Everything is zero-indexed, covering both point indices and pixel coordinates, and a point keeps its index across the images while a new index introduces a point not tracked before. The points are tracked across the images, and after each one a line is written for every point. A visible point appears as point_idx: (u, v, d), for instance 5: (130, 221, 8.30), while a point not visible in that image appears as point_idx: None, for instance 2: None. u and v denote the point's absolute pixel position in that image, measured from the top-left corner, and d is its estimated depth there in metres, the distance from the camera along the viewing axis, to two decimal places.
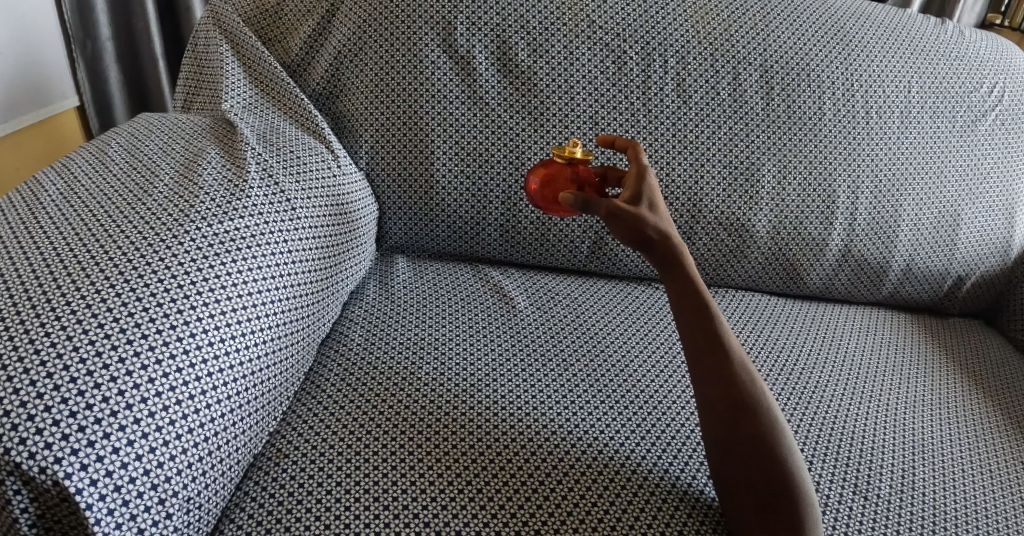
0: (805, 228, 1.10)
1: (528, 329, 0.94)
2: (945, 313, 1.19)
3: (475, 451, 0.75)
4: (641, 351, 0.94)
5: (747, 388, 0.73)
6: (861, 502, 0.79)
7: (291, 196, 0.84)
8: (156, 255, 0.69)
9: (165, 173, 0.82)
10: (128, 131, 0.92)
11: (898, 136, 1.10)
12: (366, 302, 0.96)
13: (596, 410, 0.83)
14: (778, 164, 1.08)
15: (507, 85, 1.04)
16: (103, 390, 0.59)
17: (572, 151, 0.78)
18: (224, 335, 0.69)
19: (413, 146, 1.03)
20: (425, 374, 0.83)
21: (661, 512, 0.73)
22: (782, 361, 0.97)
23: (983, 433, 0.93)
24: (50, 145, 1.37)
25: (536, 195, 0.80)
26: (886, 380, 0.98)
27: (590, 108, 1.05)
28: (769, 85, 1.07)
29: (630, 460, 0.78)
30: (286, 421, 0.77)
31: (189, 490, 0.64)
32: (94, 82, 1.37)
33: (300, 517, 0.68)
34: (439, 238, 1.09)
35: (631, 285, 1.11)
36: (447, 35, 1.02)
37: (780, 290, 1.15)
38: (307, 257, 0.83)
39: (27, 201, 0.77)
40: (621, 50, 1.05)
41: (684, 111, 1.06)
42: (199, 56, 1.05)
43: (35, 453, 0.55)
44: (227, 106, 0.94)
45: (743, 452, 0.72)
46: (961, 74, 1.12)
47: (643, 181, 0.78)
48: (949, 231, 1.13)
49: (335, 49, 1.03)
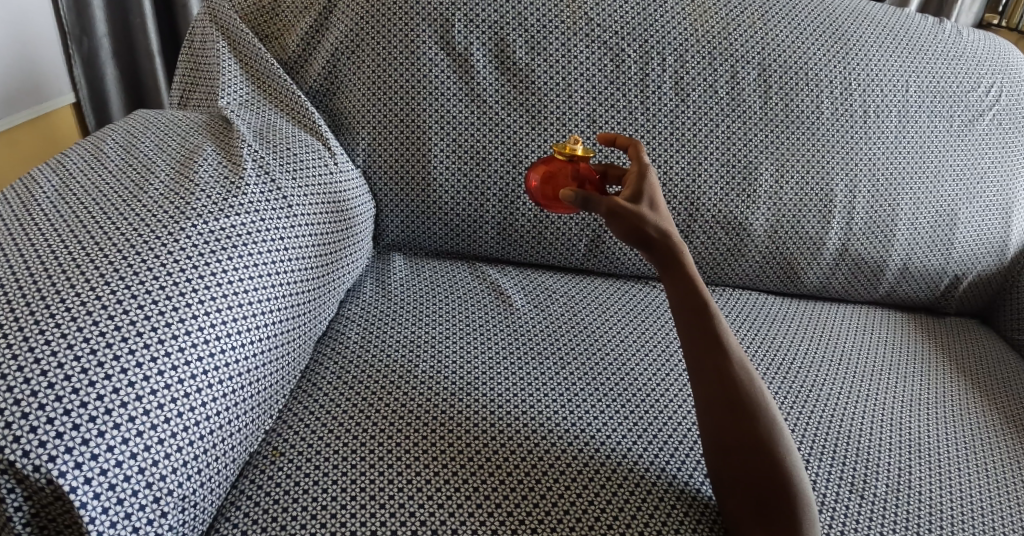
0: (803, 227, 1.10)
1: (526, 327, 0.94)
2: (942, 312, 1.19)
3: (472, 450, 0.75)
4: (639, 350, 0.94)
5: (745, 387, 0.74)
6: (857, 501, 0.79)
7: (288, 194, 0.83)
8: (152, 252, 0.69)
9: (161, 170, 0.81)
10: (124, 128, 0.92)
11: (896, 135, 1.10)
12: (363, 300, 0.96)
13: (593, 409, 0.83)
14: (776, 163, 1.08)
15: (505, 83, 1.04)
16: (98, 388, 0.59)
17: (573, 149, 0.78)
18: (219, 332, 0.69)
19: (410, 143, 1.03)
20: (422, 373, 0.83)
21: (658, 511, 0.73)
22: (779, 360, 0.97)
23: (979, 432, 0.93)
24: (46, 142, 1.36)
25: (536, 193, 0.79)
26: (883, 379, 0.98)
27: (588, 106, 1.05)
28: (767, 84, 1.07)
29: (627, 459, 0.78)
30: (282, 419, 0.77)
31: (184, 488, 0.63)
32: (91, 81, 1.39)
33: (297, 515, 0.68)
34: (437, 236, 1.08)
35: (628, 284, 1.11)
36: (445, 32, 1.02)
37: (777, 288, 1.15)
38: (304, 255, 0.82)
39: (22, 198, 0.76)
40: (619, 48, 1.05)
41: (682, 110, 1.06)
42: (195, 52, 1.05)
43: (30, 451, 0.55)
44: (223, 103, 0.94)
45: (742, 450, 0.72)
46: (959, 74, 1.12)
47: (644, 179, 0.78)
48: (946, 230, 1.13)
49: (333, 46, 1.02)
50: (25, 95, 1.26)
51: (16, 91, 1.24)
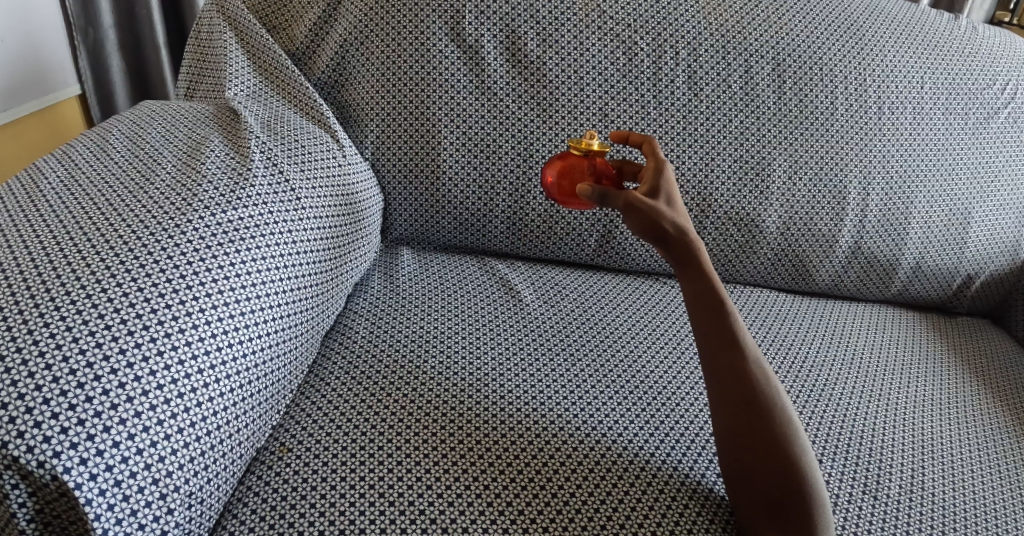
0: (816, 224, 1.08)
1: (536, 323, 0.93)
2: (955, 311, 1.18)
3: (481, 448, 0.74)
4: (650, 346, 0.92)
5: (760, 385, 0.72)
6: (871, 503, 0.78)
7: (297, 187, 0.82)
8: (158, 244, 0.68)
9: (168, 161, 0.80)
10: (130, 119, 0.90)
11: (910, 132, 1.09)
12: (371, 295, 0.95)
13: (604, 406, 0.82)
14: (789, 159, 1.07)
15: (516, 76, 1.02)
16: (103, 383, 0.58)
17: (589, 144, 0.78)
18: (226, 326, 0.68)
19: (420, 136, 1.02)
20: (431, 368, 0.82)
21: (671, 510, 0.72)
22: (792, 358, 0.96)
23: (992, 433, 0.91)
24: (49, 133, 1.35)
25: (553, 188, 0.78)
26: (896, 379, 0.96)
27: (600, 100, 1.04)
28: (781, 79, 1.06)
29: (638, 456, 0.77)
30: (289, 415, 0.76)
31: (191, 485, 0.62)
32: (96, 73, 1.37)
33: (306, 513, 0.67)
34: (445, 230, 1.07)
35: (638, 279, 1.10)
36: (456, 24, 1.01)
37: (788, 286, 1.14)
38: (312, 248, 0.81)
39: (27, 189, 0.75)
40: (632, 40, 1.04)
41: (695, 103, 1.05)
42: (202, 43, 1.04)
43: (34, 447, 0.54)
44: (231, 94, 0.93)
45: (757, 449, 0.71)
46: (974, 71, 1.10)
47: (661, 175, 0.77)
48: (960, 229, 1.11)
49: (341, 37, 1.01)
50: (28, 84, 1.25)
51: (18, 81, 1.22)
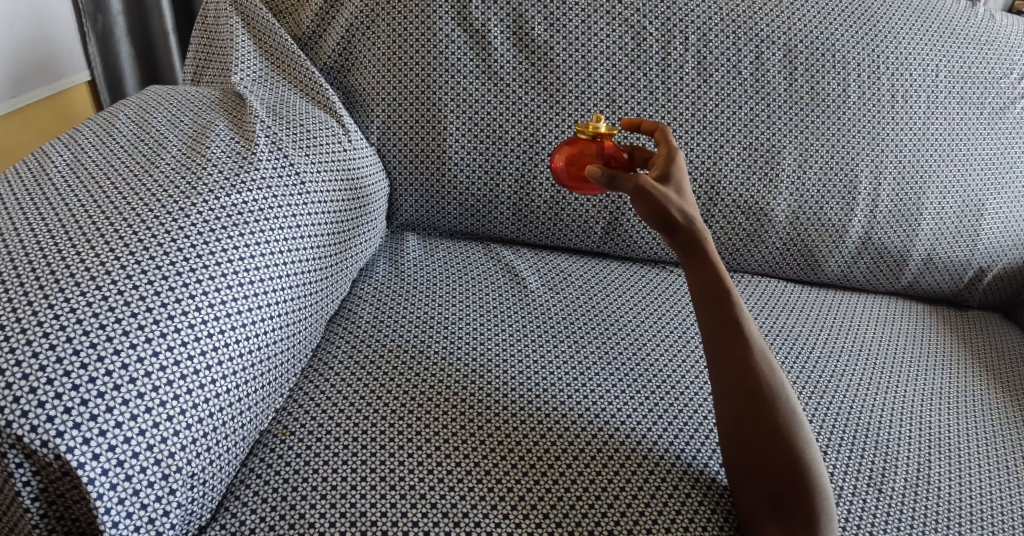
0: (826, 213, 1.07)
1: (540, 309, 0.93)
2: (966, 305, 1.16)
3: (483, 433, 0.74)
4: (654, 335, 0.92)
5: (764, 375, 0.72)
6: (875, 495, 0.77)
7: (303, 171, 0.82)
8: (163, 227, 0.68)
9: (174, 144, 0.80)
10: (138, 103, 0.90)
11: (923, 121, 1.07)
12: (376, 280, 0.95)
13: (607, 394, 0.81)
14: (798, 148, 1.06)
15: (524, 60, 1.01)
16: (106, 364, 0.58)
17: (596, 127, 0.77)
18: (230, 308, 0.68)
19: (425, 122, 1.02)
20: (434, 354, 0.82)
21: (673, 499, 0.72)
22: (799, 350, 0.95)
23: (1001, 428, 0.91)
24: (58, 119, 1.35)
25: (562, 173, 0.78)
26: (903, 372, 0.95)
27: (608, 85, 1.03)
28: (793, 65, 1.04)
29: (641, 443, 0.76)
30: (293, 398, 0.76)
31: (194, 466, 0.63)
32: (105, 58, 1.36)
33: (306, 495, 0.67)
34: (451, 216, 1.07)
35: (645, 267, 1.10)
36: (463, 8, 1.00)
37: (796, 276, 1.13)
38: (317, 233, 0.82)
39: (34, 172, 0.75)
40: (642, 25, 1.03)
41: (704, 90, 1.04)
42: (209, 28, 1.03)
43: (36, 426, 0.54)
44: (237, 79, 0.92)
45: (759, 440, 0.70)
46: (991, 60, 1.08)
47: (671, 161, 0.77)
48: (973, 221, 1.10)
49: (348, 22, 1.01)
50: (34, 70, 1.25)
51: (23, 67, 1.22)
